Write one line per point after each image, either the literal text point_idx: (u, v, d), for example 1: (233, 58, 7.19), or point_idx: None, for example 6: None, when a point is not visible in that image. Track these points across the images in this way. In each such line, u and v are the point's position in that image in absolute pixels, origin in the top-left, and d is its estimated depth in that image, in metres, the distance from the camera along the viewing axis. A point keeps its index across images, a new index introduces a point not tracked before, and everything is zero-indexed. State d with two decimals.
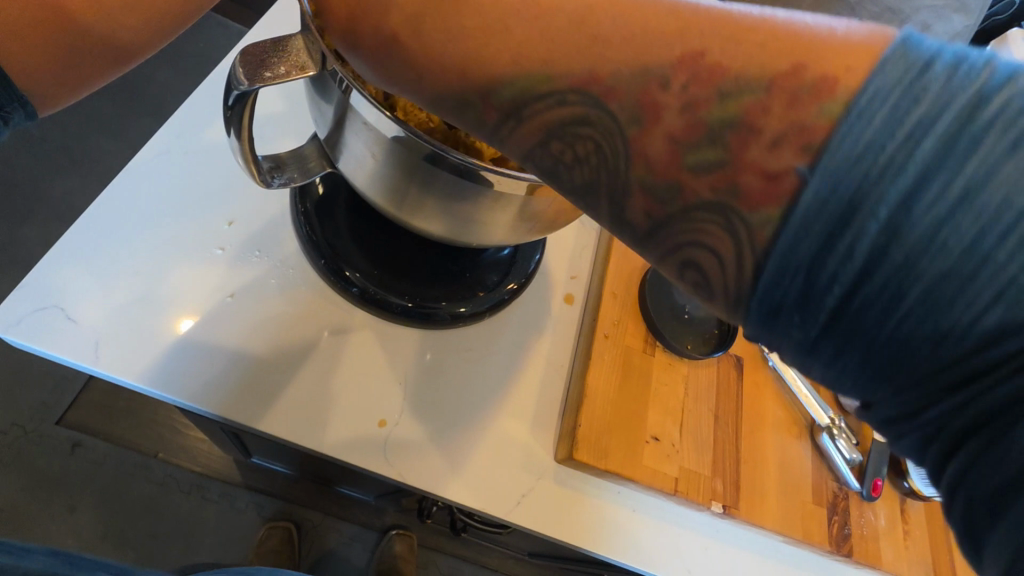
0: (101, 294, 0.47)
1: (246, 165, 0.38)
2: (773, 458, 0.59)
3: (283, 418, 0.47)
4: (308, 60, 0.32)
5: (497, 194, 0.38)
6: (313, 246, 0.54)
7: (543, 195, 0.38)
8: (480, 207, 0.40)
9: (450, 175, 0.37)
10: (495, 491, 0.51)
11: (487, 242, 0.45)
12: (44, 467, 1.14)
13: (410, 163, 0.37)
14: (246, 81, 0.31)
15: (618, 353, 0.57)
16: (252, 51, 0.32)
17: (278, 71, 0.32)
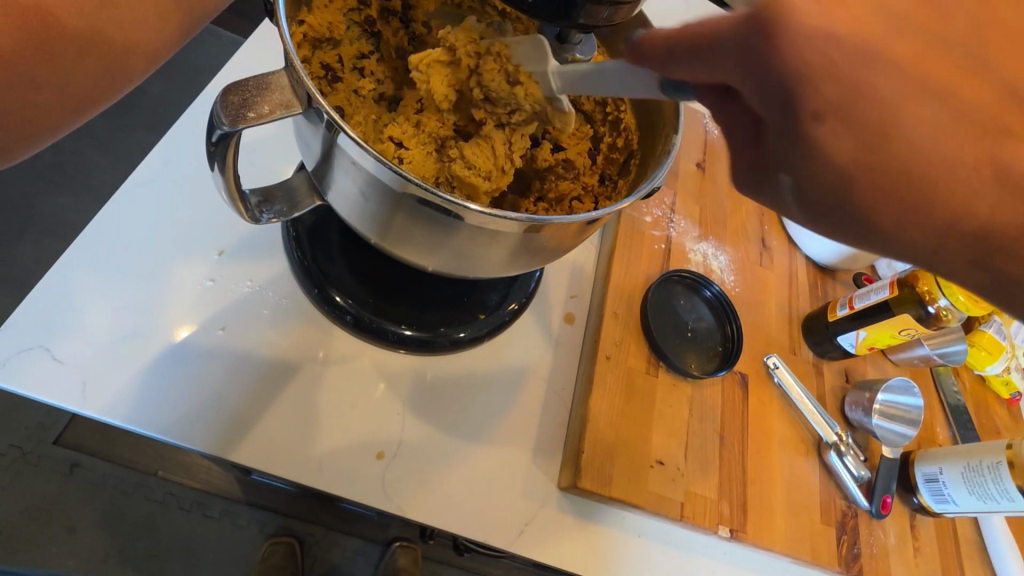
0: (91, 330, 0.46)
1: (232, 201, 0.37)
2: (780, 479, 0.58)
3: (280, 453, 0.46)
4: (294, 97, 0.31)
5: (491, 230, 0.37)
6: (306, 275, 0.53)
7: (540, 230, 0.37)
8: (475, 241, 0.39)
9: (442, 213, 0.36)
10: (498, 522, 0.50)
11: (484, 273, 0.44)
12: (42, 488, 1.13)
13: (402, 200, 0.36)
14: (229, 121, 0.30)
15: (621, 375, 0.56)
16: (235, 90, 0.31)
17: (262, 111, 0.30)
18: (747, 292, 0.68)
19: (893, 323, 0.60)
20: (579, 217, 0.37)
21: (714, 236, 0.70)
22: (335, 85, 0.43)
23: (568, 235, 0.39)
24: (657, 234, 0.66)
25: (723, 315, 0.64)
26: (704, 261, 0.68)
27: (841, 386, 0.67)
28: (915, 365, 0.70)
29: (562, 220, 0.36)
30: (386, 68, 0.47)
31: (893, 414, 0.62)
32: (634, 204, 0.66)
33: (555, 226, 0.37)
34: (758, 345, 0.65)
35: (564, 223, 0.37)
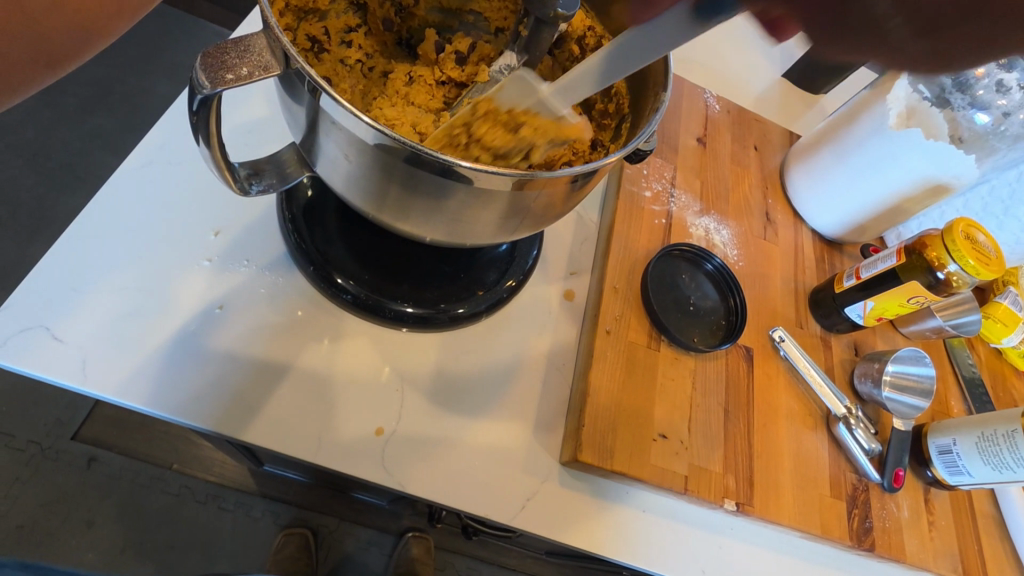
0: (88, 311, 0.46)
1: (220, 172, 0.37)
2: (788, 452, 0.57)
3: (279, 431, 0.46)
4: (272, 59, 0.31)
5: (482, 190, 0.36)
6: (303, 253, 0.53)
7: (531, 187, 0.37)
8: (466, 204, 0.38)
9: (432, 174, 0.35)
10: (499, 497, 0.49)
11: (478, 239, 0.43)
12: (61, 482, 1.15)
13: (389, 165, 0.36)
14: (208, 84, 0.30)
15: (621, 349, 0.55)
16: (211, 52, 0.30)
17: (240, 73, 0.30)
18: (750, 267, 0.67)
19: (902, 291, 0.58)
20: (568, 171, 0.36)
21: (715, 210, 0.69)
22: (321, 58, 0.42)
23: (559, 193, 0.39)
24: (657, 209, 0.66)
25: (726, 287, 0.63)
26: (706, 235, 0.67)
27: (850, 359, 0.66)
28: (926, 337, 0.68)
29: (552, 175, 0.36)
30: (373, 42, 0.46)
31: (904, 385, 0.61)
32: (632, 179, 0.66)
33: (546, 181, 0.36)
34: (763, 319, 0.64)
35: (555, 178, 0.36)
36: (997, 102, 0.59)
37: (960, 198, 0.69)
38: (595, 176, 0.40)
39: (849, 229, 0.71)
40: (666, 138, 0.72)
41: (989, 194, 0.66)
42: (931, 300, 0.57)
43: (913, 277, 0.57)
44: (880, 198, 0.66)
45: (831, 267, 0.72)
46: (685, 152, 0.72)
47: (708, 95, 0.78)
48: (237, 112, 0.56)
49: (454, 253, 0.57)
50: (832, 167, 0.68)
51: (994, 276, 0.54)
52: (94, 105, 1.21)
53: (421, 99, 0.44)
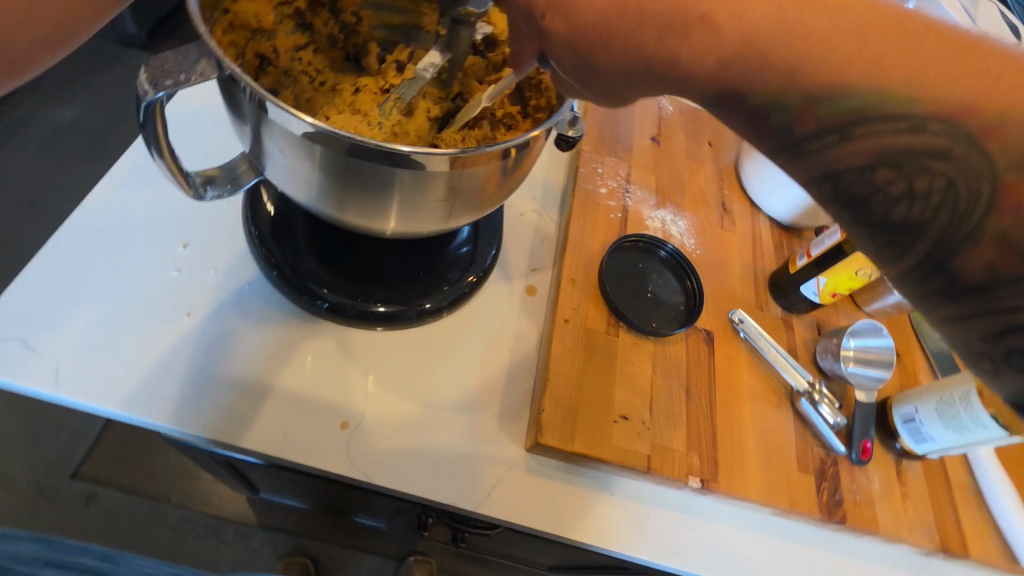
0: (62, 322, 0.48)
1: (173, 176, 0.39)
2: (752, 428, 0.58)
3: (246, 429, 0.48)
4: (208, 65, 0.34)
5: (423, 172, 0.39)
6: (275, 271, 0.55)
7: (469, 165, 0.40)
8: (412, 189, 0.41)
9: (377, 164, 0.38)
10: (466, 483, 0.50)
11: (431, 223, 0.46)
12: (58, 522, 1.15)
13: (334, 159, 0.39)
14: (151, 89, 0.33)
15: (580, 337, 0.57)
16: (153, 62, 0.33)
17: (179, 78, 0.33)
18: (708, 254, 0.69)
19: (850, 263, 0.61)
20: (499, 146, 0.39)
21: (671, 203, 0.72)
22: (269, 70, 0.47)
23: (496, 170, 0.42)
24: (613, 204, 0.68)
25: (681, 272, 0.66)
26: (662, 227, 0.69)
27: (813, 338, 0.67)
28: (888, 314, 0.70)
29: (486, 151, 0.39)
30: (322, 59, 0.50)
31: (869, 359, 0.63)
32: (587, 178, 0.69)
33: (481, 157, 0.39)
34: (722, 303, 0.66)
35: (489, 154, 0.39)
36: None
37: None
38: (529, 151, 0.43)
39: (803, 214, 0.73)
40: (620, 138, 0.75)
41: None
42: (877, 270, 0.60)
43: (857, 249, 0.60)
44: None
45: (790, 252, 0.74)
46: (640, 151, 0.75)
47: (661, 98, 0.82)
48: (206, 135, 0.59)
49: (417, 255, 0.60)
50: None
51: None
52: (90, 152, 1.27)
53: (361, 100, 0.47)
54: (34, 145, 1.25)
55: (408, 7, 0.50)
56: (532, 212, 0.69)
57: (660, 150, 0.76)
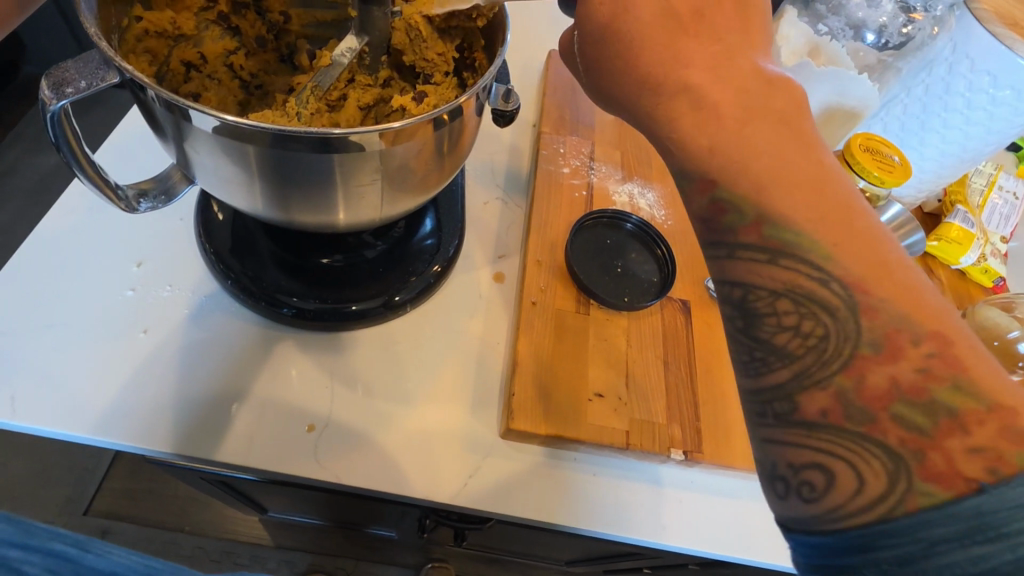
0: (17, 353, 0.48)
1: (103, 191, 0.39)
2: (737, 394, 0.56)
3: (210, 441, 0.47)
4: (108, 69, 0.33)
5: (353, 156, 0.38)
6: (242, 291, 0.54)
7: (397, 141, 0.38)
8: (346, 176, 0.40)
9: (306, 153, 0.37)
10: (440, 477, 0.49)
11: (378, 210, 0.45)
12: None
13: (262, 156, 0.38)
14: (52, 99, 0.33)
15: (548, 318, 0.56)
16: (53, 71, 0.33)
17: (78, 85, 0.33)
18: (680, 223, 0.67)
19: None
20: (425, 116, 0.38)
21: (638, 176, 0.70)
22: (193, 75, 0.45)
23: (429, 143, 0.41)
24: (577, 182, 0.67)
25: (652, 242, 0.64)
26: (630, 201, 0.67)
27: None
28: None
29: (410, 125, 0.37)
30: (257, 62, 0.49)
31: None
32: (548, 158, 0.68)
33: (408, 131, 0.38)
34: (698, 270, 0.64)
35: (415, 127, 0.38)
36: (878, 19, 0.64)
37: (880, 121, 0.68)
38: (462, 120, 0.42)
39: None
40: (582, 116, 0.74)
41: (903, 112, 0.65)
42: None
43: None
44: None
45: None
46: (602, 127, 0.73)
47: None
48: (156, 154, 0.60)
49: (377, 251, 0.59)
50: None
51: (901, 182, 0.54)
52: None
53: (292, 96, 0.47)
54: None
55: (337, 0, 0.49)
56: (496, 199, 0.67)
57: (624, 124, 0.75)
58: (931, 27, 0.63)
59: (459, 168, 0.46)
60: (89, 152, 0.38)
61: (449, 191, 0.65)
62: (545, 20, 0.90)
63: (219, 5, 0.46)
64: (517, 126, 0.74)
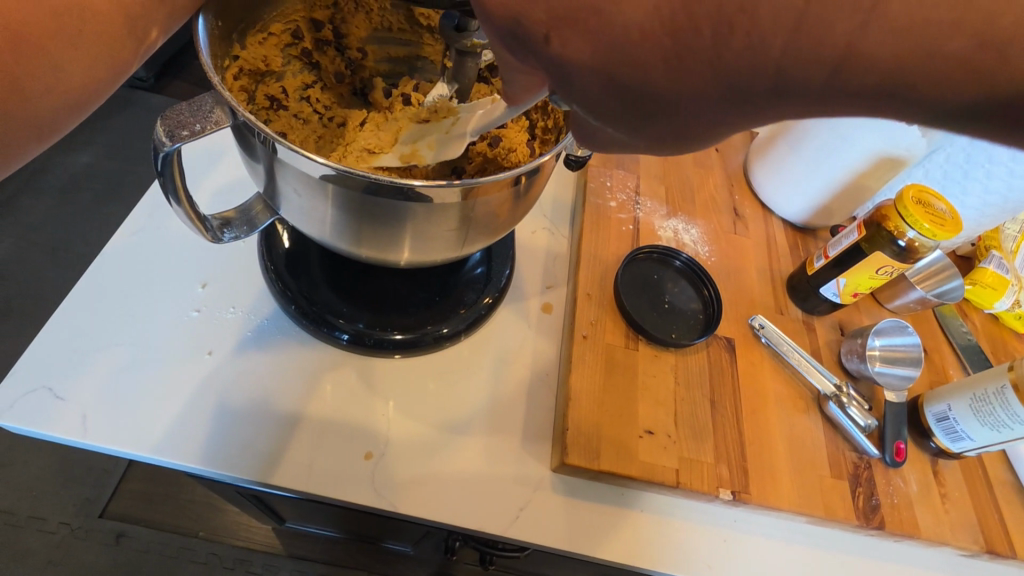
0: (87, 370, 0.49)
1: (193, 223, 0.40)
2: (781, 435, 0.57)
3: (272, 465, 0.48)
4: (221, 114, 0.34)
5: (436, 205, 0.40)
6: (296, 310, 0.55)
7: (479, 194, 0.40)
8: (424, 222, 0.42)
9: (389, 199, 0.39)
10: (493, 508, 0.50)
11: (444, 251, 0.47)
12: (90, 561, 1.15)
13: (345, 195, 0.39)
14: (168, 141, 0.34)
15: (599, 353, 0.57)
16: (168, 114, 0.34)
17: (194, 129, 0.34)
18: (723, 260, 0.69)
19: (868, 264, 0.59)
20: (510, 174, 0.39)
21: (682, 212, 0.72)
22: (279, 113, 0.47)
23: (507, 197, 0.42)
24: (624, 216, 0.68)
25: (698, 279, 0.65)
26: (675, 236, 0.69)
27: (836, 340, 0.66)
28: (913, 310, 0.69)
29: (494, 181, 0.39)
30: (331, 95, 0.51)
31: (895, 357, 0.63)
32: (597, 192, 0.69)
33: (490, 187, 0.39)
34: (741, 309, 0.65)
35: (497, 183, 0.40)
36: None
37: (922, 169, 0.70)
38: (537, 178, 0.43)
39: (816, 214, 0.72)
40: None
41: (947, 160, 0.67)
42: (898, 269, 0.59)
43: (879, 249, 0.58)
44: (830, 176, 0.68)
45: (807, 253, 0.73)
46: (648, 162, 0.75)
47: None
48: (221, 173, 0.62)
49: (430, 279, 0.60)
50: (786, 156, 0.71)
51: (952, 236, 0.55)
52: (108, 195, 1.30)
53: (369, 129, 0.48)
54: (52, 190, 1.28)
55: (411, 39, 0.52)
56: (544, 229, 0.69)
57: (668, 158, 0.76)
58: None
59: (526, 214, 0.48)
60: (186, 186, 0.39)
61: None
62: None
63: (303, 42, 0.48)
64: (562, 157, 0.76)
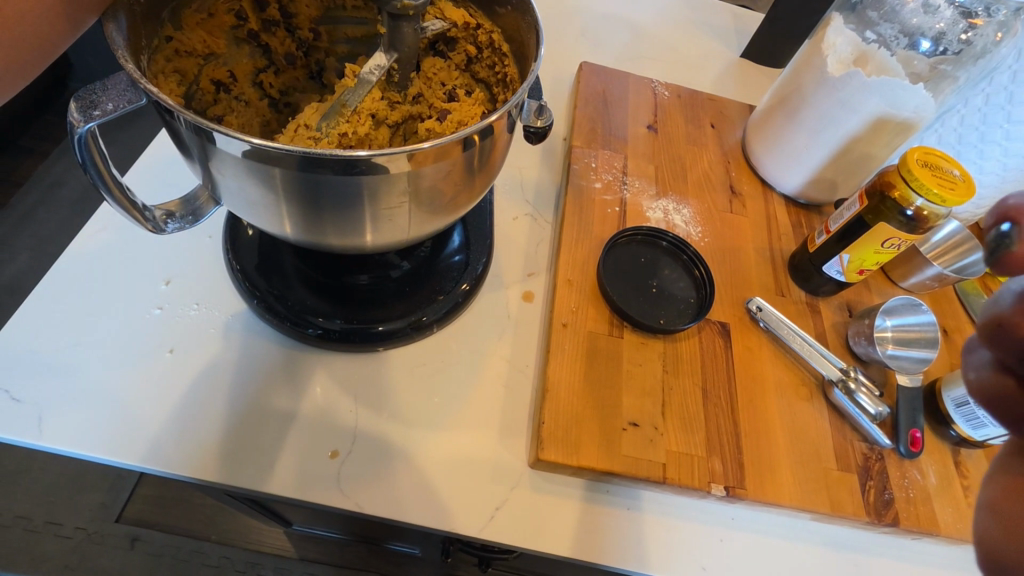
0: (44, 370, 0.48)
1: (130, 213, 0.40)
2: (781, 426, 0.52)
3: (232, 463, 0.46)
4: (134, 92, 0.35)
5: (382, 179, 0.37)
6: (266, 309, 0.53)
7: (427, 163, 0.37)
8: (372, 201, 0.39)
9: (335, 175, 0.35)
10: (465, 507, 0.47)
11: (403, 232, 0.43)
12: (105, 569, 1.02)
13: (288, 179, 0.36)
14: (80, 121, 0.34)
15: (579, 341, 0.54)
16: (82, 93, 0.34)
17: (106, 108, 0.34)
18: (718, 241, 0.65)
19: (872, 237, 0.54)
20: (455, 135, 0.36)
21: (673, 191, 0.68)
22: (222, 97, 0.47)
23: (458, 163, 0.39)
24: (610, 198, 0.65)
25: (687, 261, 0.62)
26: (664, 217, 0.65)
27: (844, 322, 0.61)
28: (930, 288, 0.63)
29: (440, 145, 0.35)
30: (286, 78, 0.51)
31: (909, 339, 0.58)
32: (580, 174, 0.65)
33: (438, 152, 0.36)
34: (737, 292, 0.61)
35: (445, 148, 0.36)
36: (934, 25, 0.56)
37: (934, 132, 0.65)
38: (493, 140, 0.40)
39: (818, 186, 0.67)
40: (615, 129, 0.71)
41: (961, 123, 0.63)
42: (907, 240, 0.54)
43: (883, 221, 0.53)
44: (833, 145, 0.63)
45: (810, 230, 0.68)
46: (636, 141, 0.71)
47: (656, 84, 0.78)
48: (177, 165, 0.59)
49: (404, 267, 0.57)
50: (786, 129, 0.67)
51: (964, 201, 0.50)
52: None
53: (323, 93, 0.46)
54: None
55: (367, 17, 0.51)
56: (526, 215, 0.66)
57: (658, 137, 0.72)
58: (994, 33, 0.56)
59: (489, 185, 0.45)
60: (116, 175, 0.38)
61: (477, 207, 0.63)
62: (575, 32, 0.89)
63: (249, 23, 0.47)
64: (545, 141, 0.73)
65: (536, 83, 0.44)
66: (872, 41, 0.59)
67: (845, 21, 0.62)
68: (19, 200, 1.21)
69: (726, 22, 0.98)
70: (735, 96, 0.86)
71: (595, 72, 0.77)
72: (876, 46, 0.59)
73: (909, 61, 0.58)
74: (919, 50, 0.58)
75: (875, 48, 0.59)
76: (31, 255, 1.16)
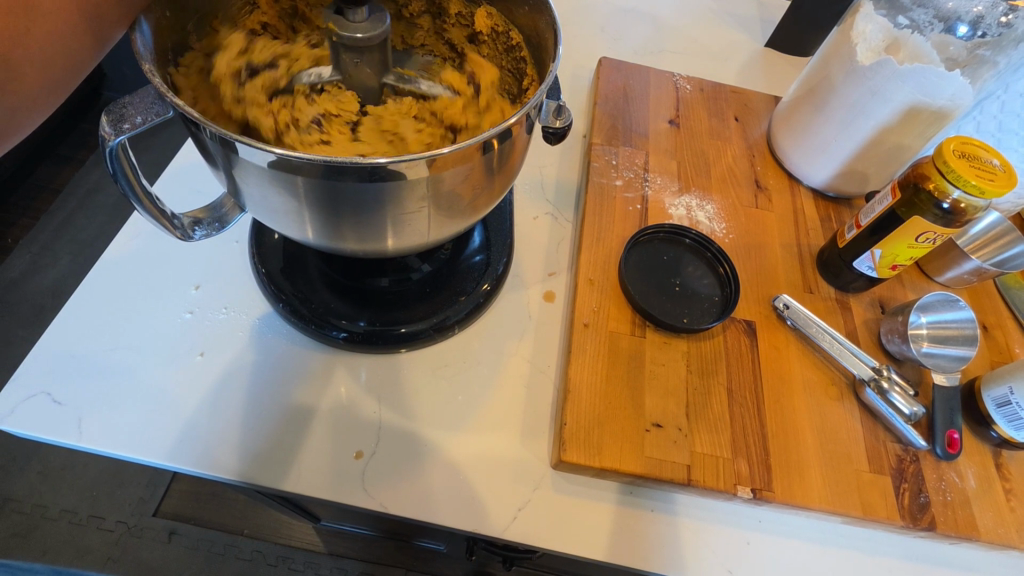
0: (81, 374, 0.49)
1: (160, 220, 0.41)
2: (811, 426, 0.51)
3: (260, 463, 0.47)
4: (162, 105, 0.36)
5: (402, 184, 0.37)
6: (293, 313, 0.54)
7: (446, 168, 0.37)
8: (392, 207, 0.39)
9: (356, 182, 0.36)
10: (488, 507, 0.47)
11: (423, 236, 0.44)
12: (145, 561, 1.05)
13: (311, 187, 0.36)
14: (111, 134, 0.35)
15: (601, 340, 0.53)
16: (112, 108, 0.35)
17: (135, 121, 0.35)
18: (742, 236, 0.63)
19: (907, 231, 0.52)
20: (474, 139, 0.36)
21: (696, 187, 0.66)
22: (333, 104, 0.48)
23: (477, 166, 0.39)
24: (631, 195, 0.64)
25: (713, 258, 0.61)
26: (687, 214, 0.64)
27: (876, 319, 0.59)
28: (968, 283, 0.61)
29: (458, 150, 0.36)
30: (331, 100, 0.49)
31: (946, 336, 0.56)
32: (600, 171, 0.65)
33: (457, 157, 0.36)
34: (763, 289, 0.60)
35: (463, 153, 0.36)
36: (972, 8, 0.54)
37: (972, 121, 0.62)
38: (511, 143, 0.40)
39: (848, 179, 0.65)
40: (635, 125, 0.70)
41: (1002, 110, 0.60)
42: (943, 235, 0.51)
43: (917, 214, 0.51)
44: (862, 137, 0.61)
45: (840, 224, 0.66)
46: (657, 137, 0.70)
47: (678, 78, 0.77)
48: (204, 172, 0.61)
49: (426, 269, 0.58)
50: (813, 122, 0.65)
51: (1005, 192, 0.48)
52: None
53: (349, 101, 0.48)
54: None
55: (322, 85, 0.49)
56: (546, 215, 0.65)
57: (680, 132, 0.71)
58: None
59: (508, 186, 0.45)
60: (145, 185, 0.40)
61: (497, 207, 0.63)
62: (595, 27, 0.88)
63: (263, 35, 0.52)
64: (566, 139, 0.72)
65: (554, 82, 0.44)
66: (904, 26, 0.58)
67: (876, 6, 0.59)
68: (60, 206, 1.25)
69: (752, 11, 0.96)
70: (761, 88, 0.84)
71: (615, 67, 0.76)
72: (908, 31, 0.57)
73: (945, 46, 0.56)
74: (955, 35, 0.55)
75: (908, 33, 0.57)
76: (72, 259, 1.20)
